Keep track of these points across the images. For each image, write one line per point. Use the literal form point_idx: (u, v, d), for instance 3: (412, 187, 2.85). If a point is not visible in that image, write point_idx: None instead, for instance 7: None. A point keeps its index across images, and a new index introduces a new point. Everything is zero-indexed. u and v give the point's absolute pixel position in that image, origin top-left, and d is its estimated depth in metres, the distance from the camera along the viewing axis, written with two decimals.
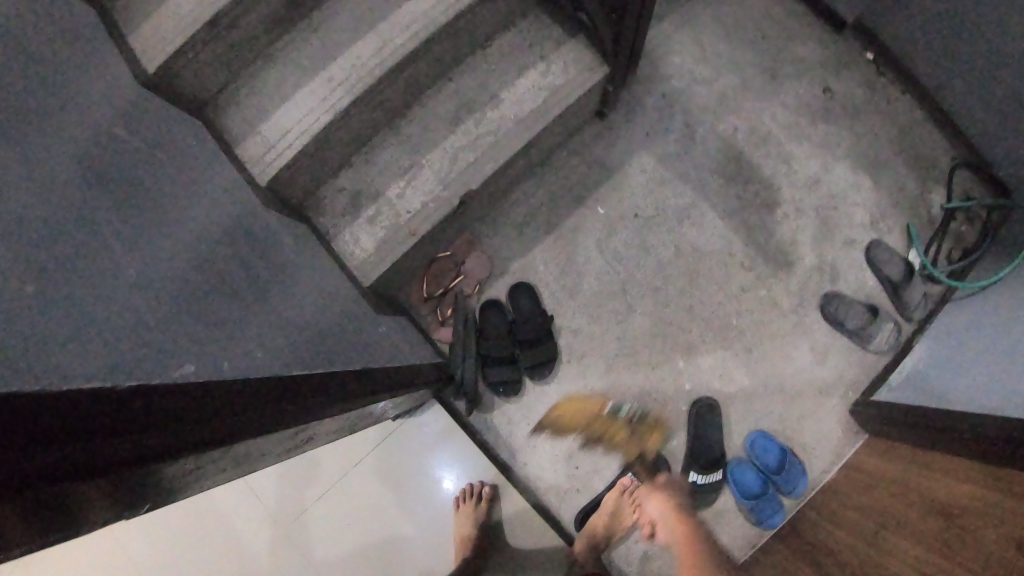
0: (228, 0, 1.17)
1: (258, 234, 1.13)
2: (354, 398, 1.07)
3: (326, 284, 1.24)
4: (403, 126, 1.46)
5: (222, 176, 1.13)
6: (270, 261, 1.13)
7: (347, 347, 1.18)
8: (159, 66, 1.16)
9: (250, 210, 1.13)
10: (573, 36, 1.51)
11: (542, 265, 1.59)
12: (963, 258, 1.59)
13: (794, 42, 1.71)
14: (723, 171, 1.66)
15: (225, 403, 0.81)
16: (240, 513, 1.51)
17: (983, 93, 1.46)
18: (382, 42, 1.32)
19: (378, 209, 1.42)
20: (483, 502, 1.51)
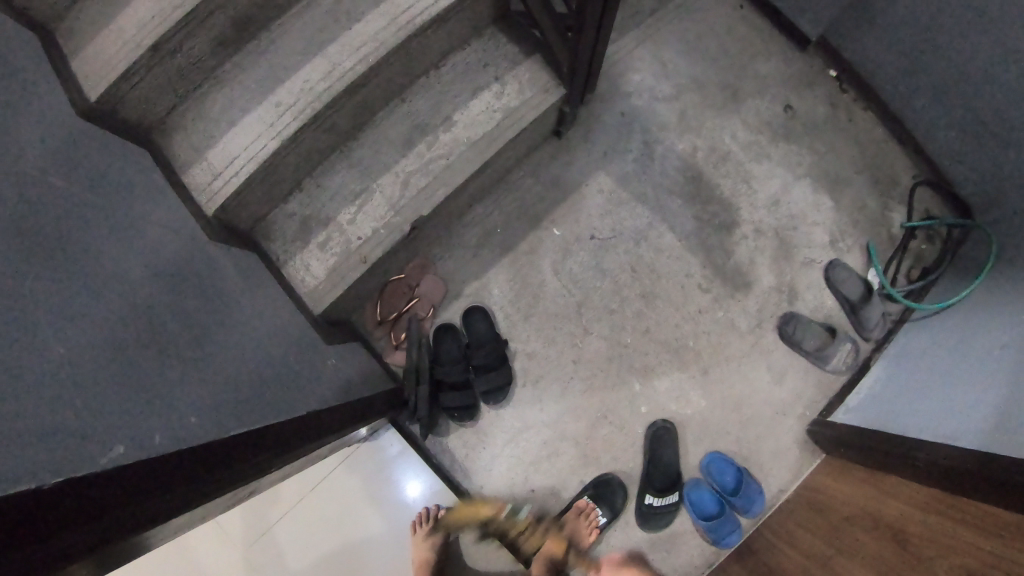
0: (171, 28, 1.19)
1: (202, 263, 1.13)
2: (297, 442, 1.10)
3: (270, 317, 1.25)
4: (353, 148, 1.45)
5: (166, 207, 1.14)
6: (216, 289, 1.13)
7: (288, 385, 1.19)
8: (102, 94, 1.18)
9: (190, 241, 1.13)
10: (529, 56, 1.49)
11: (497, 287, 1.61)
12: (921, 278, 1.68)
13: (756, 60, 1.74)
14: (683, 192, 1.66)
15: (206, 454, 0.88)
16: (203, 550, 1.46)
17: (961, 106, 1.50)
18: (331, 66, 1.33)
19: (328, 234, 1.43)
20: (440, 525, 1.52)
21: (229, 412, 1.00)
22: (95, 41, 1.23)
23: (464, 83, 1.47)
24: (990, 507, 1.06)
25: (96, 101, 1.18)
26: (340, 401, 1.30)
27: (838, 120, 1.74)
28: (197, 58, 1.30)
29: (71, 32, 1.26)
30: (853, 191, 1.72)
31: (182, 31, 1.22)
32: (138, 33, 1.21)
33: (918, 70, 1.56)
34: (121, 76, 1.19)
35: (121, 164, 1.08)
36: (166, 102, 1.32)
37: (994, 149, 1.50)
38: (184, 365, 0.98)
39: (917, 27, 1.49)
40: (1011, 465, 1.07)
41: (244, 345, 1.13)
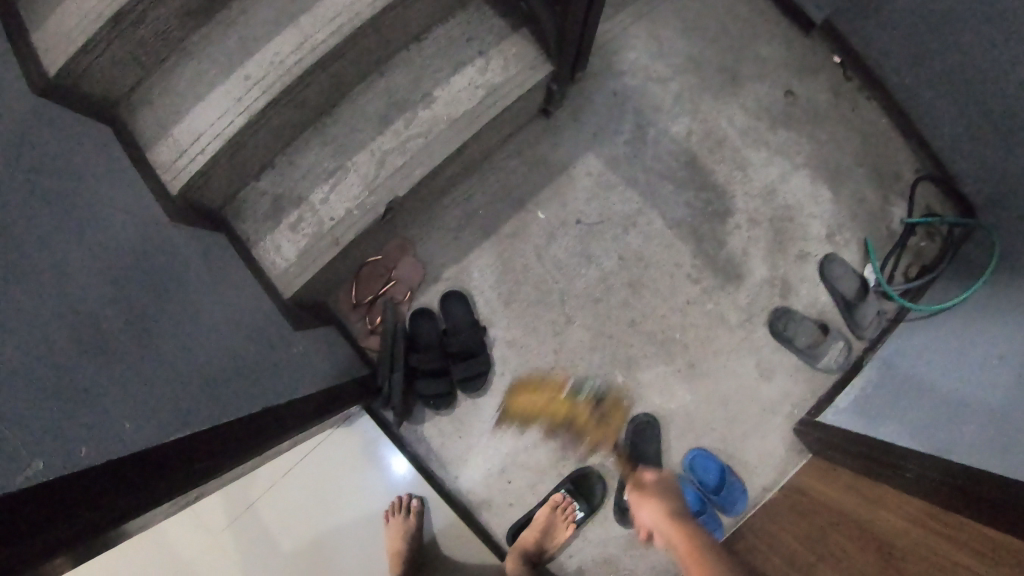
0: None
1: (160, 244, 1.08)
2: (244, 442, 1.05)
3: (229, 302, 1.19)
4: (328, 124, 1.39)
5: (121, 183, 1.09)
6: (173, 271, 1.08)
7: (244, 372, 1.15)
8: (61, 68, 1.13)
9: (142, 220, 1.08)
10: (515, 30, 1.41)
11: (478, 272, 1.54)
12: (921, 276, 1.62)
13: (757, 41, 1.67)
14: (675, 177, 1.59)
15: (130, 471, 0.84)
16: (179, 535, 1.43)
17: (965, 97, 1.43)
18: (303, 37, 1.27)
19: (300, 214, 1.39)
20: (412, 515, 1.48)
21: (174, 408, 0.96)
22: (56, 11, 1.18)
23: (446, 58, 1.40)
24: (979, 523, 0.99)
25: (54, 76, 1.13)
26: (303, 393, 1.25)
27: (840, 107, 1.67)
28: (163, 29, 1.24)
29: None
30: (852, 183, 1.66)
31: (144, 3, 1.16)
32: (99, 3, 1.15)
33: (925, 59, 1.49)
34: (80, 49, 1.14)
35: (73, 138, 1.04)
36: (132, 75, 1.27)
37: (1000, 145, 1.43)
38: (133, 356, 0.94)
39: (922, 13, 1.41)
40: (1004, 484, 1.02)
41: (199, 335, 1.08)
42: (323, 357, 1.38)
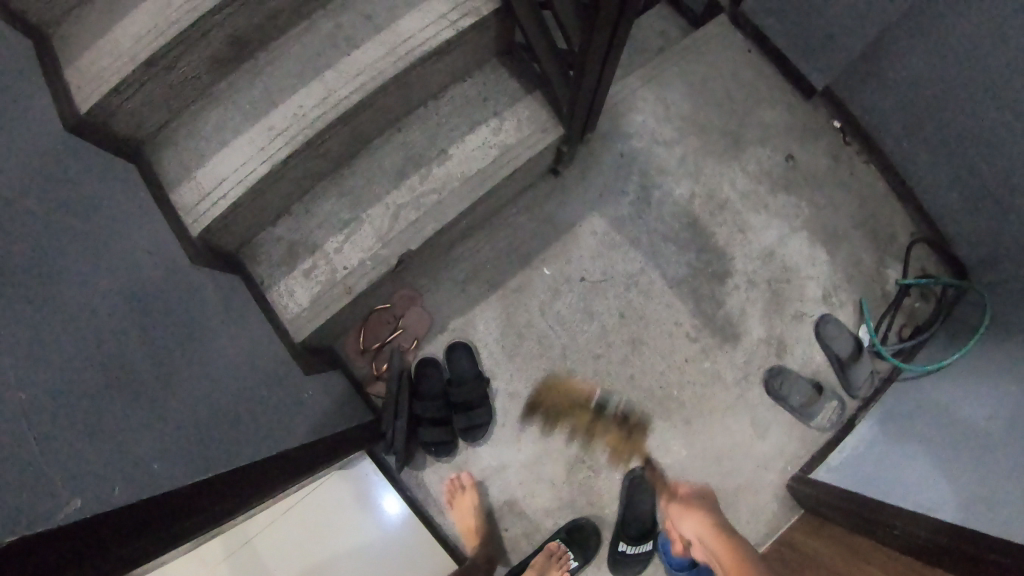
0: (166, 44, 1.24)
1: None
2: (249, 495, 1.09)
3: None
4: (344, 177, 1.44)
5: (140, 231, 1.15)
6: None
7: None
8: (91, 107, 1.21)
9: None
10: (529, 92, 1.46)
11: (483, 323, 1.58)
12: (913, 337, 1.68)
13: (762, 107, 1.73)
14: (678, 238, 1.63)
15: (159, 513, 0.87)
16: None
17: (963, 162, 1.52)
18: (327, 92, 1.34)
19: (314, 261, 1.43)
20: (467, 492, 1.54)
21: None
22: (89, 54, 1.26)
23: (460, 118, 1.45)
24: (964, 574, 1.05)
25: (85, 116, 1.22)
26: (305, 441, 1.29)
27: (840, 172, 1.75)
28: (193, 75, 1.33)
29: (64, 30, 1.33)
30: (849, 247, 1.72)
31: (176, 50, 1.26)
32: (134, 47, 1.24)
33: (923, 123, 1.57)
34: (112, 91, 1.23)
35: None
36: (159, 116, 1.37)
37: (993, 208, 1.50)
38: None
39: (923, 82, 1.50)
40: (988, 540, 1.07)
41: None
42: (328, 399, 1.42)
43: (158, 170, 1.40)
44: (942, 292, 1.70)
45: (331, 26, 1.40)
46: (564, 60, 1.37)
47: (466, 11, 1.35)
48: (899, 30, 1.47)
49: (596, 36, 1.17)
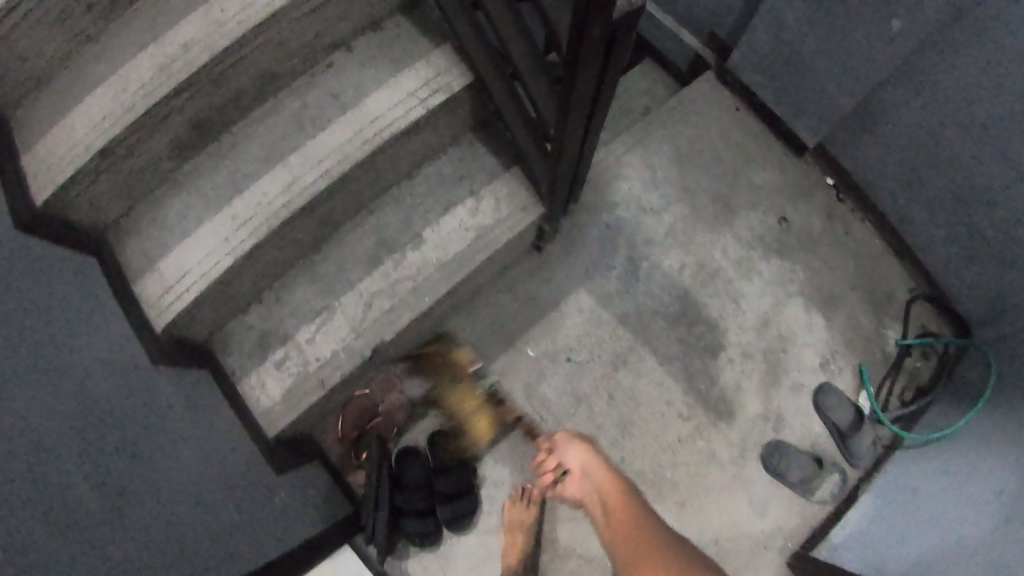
0: (121, 129, 1.23)
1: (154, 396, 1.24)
2: None
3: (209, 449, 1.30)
4: (316, 263, 1.38)
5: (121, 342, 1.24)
6: None
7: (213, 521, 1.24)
8: (47, 199, 1.25)
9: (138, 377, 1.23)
10: (508, 169, 1.38)
11: (465, 408, 1.51)
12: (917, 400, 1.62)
13: (752, 166, 1.68)
14: (668, 312, 1.57)
15: None
16: None
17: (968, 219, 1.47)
18: (291, 179, 1.27)
19: (287, 351, 1.36)
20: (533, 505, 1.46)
21: None
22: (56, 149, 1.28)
23: (436, 198, 1.37)
24: None
25: (41, 207, 1.26)
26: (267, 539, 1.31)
27: (834, 231, 1.69)
28: (152, 160, 1.30)
29: (23, 116, 1.37)
30: (846, 310, 1.66)
31: (132, 136, 1.24)
32: (90, 137, 1.25)
33: (920, 178, 1.53)
34: (66, 182, 1.24)
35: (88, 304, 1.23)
36: (120, 204, 1.34)
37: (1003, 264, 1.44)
38: None
39: (923, 136, 1.45)
40: None
41: None
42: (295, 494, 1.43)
43: (123, 259, 1.35)
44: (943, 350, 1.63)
45: (297, 106, 1.33)
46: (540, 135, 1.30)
47: (437, 87, 1.28)
48: (895, 83, 1.43)
49: (568, 120, 1.11)
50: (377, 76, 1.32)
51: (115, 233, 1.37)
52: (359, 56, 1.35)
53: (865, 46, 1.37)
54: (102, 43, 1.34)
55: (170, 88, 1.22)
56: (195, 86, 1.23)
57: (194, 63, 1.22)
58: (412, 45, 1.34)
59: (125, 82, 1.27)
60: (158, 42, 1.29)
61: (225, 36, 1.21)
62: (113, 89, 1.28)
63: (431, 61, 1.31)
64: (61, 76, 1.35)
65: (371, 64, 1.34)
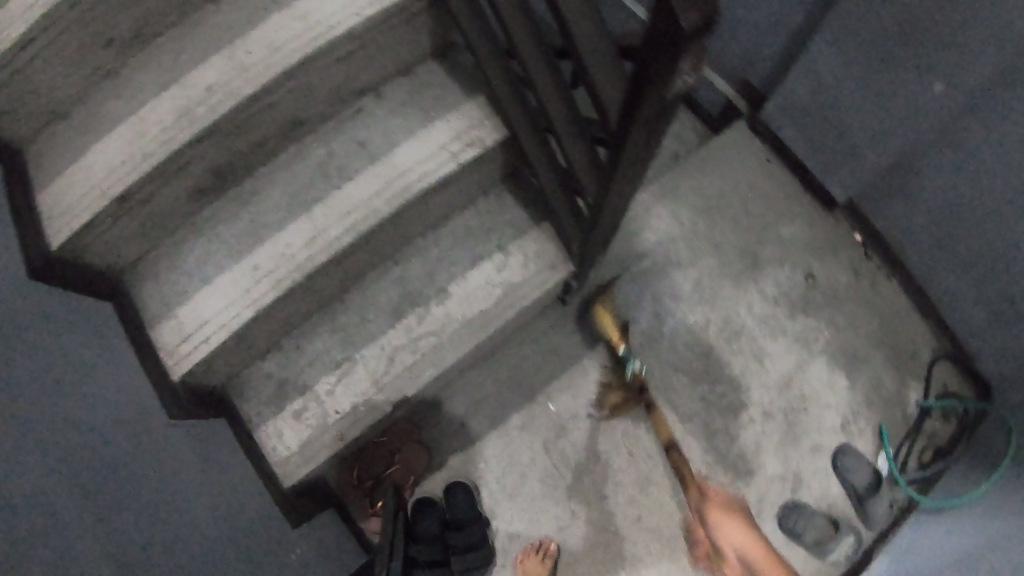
0: (140, 177, 1.19)
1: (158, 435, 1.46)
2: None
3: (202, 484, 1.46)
4: (338, 313, 1.35)
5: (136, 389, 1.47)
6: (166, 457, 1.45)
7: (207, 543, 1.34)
8: (61, 245, 1.23)
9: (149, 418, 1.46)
10: (537, 224, 1.35)
11: (483, 460, 1.51)
12: (935, 463, 1.59)
13: (780, 221, 1.68)
14: (691, 369, 1.59)
15: None
16: None
17: (995, 286, 1.45)
18: (316, 231, 1.24)
19: (305, 402, 1.34)
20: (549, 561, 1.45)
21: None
22: (70, 193, 1.26)
23: (463, 252, 1.35)
24: None
25: (55, 252, 1.23)
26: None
27: (860, 288, 1.67)
28: (171, 205, 1.26)
29: (42, 147, 1.34)
30: (869, 370, 1.63)
31: (150, 182, 1.20)
32: (109, 183, 1.21)
33: (951, 239, 1.50)
34: (83, 228, 1.21)
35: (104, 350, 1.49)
36: (136, 248, 1.31)
37: None
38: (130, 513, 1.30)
39: (955, 198, 1.43)
40: None
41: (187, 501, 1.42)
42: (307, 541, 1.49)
43: (142, 304, 1.33)
44: (963, 412, 1.61)
45: (323, 153, 1.29)
46: (570, 190, 1.24)
47: (469, 141, 1.24)
48: (931, 145, 1.41)
49: (615, 185, 1.05)
50: (407, 125, 1.27)
51: (132, 274, 1.35)
52: (389, 102, 1.30)
53: (904, 106, 1.36)
54: (121, 76, 1.29)
55: (190, 135, 1.17)
56: (213, 134, 1.18)
57: (217, 109, 1.17)
58: (444, 93, 1.29)
59: (145, 123, 1.24)
60: (179, 82, 1.24)
61: (250, 83, 1.16)
62: (131, 132, 1.24)
63: (462, 112, 1.26)
64: (78, 111, 1.32)
65: (401, 112, 1.29)
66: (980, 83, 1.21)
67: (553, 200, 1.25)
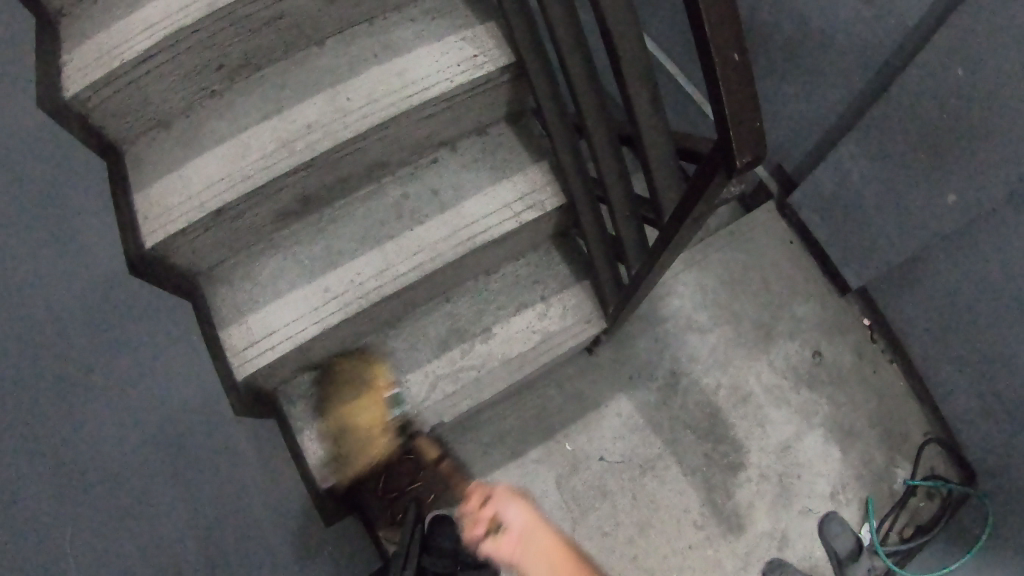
0: (238, 196, 1.30)
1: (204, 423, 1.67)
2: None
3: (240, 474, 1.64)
4: (389, 338, 1.50)
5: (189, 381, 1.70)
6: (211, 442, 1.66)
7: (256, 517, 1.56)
8: (155, 244, 1.32)
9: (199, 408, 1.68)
10: (578, 281, 1.51)
11: (501, 489, 1.66)
12: (915, 537, 1.72)
13: (795, 299, 1.84)
14: (699, 427, 1.73)
15: None
16: None
17: (984, 383, 1.59)
18: (384, 264, 1.38)
19: (349, 414, 1.47)
20: None
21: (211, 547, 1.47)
22: (167, 195, 1.35)
23: (510, 297, 1.50)
24: None
25: (148, 249, 1.32)
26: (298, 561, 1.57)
27: (863, 369, 1.81)
28: (257, 224, 1.38)
29: (137, 152, 1.43)
30: (862, 446, 1.76)
31: (245, 202, 1.31)
32: (209, 195, 1.32)
33: (950, 335, 1.64)
34: (178, 232, 1.31)
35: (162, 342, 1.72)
36: (216, 256, 1.41)
37: (1009, 426, 1.56)
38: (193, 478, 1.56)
39: (957, 299, 1.57)
40: None
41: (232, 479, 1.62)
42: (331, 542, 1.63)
43: (212, 307, 1.43)
44: (949, 492, 1.71)
45: (398, 195, 1.44)
46: (613, 250, 1.40)
47: (531, 203, 1.39)
48: (942, 247, 1.55)
49: (662, 256, 1.23)
50: (477, 180, 1.42)
51: (208, 280, 1.44)
52: (462, 156, 1.45)
53: (924, 209, 1.52)
54: (225, 99, 1.40)
55: (291, 165, 1.30)
56: (311, 166, 1.31)
57: (317, 146, 1.30)
58: (513, 155, 1.44)
59: (246, 146, 1.35)
60: (282, 113, 1.36)
61: (350, 128, 1.30)
62: (233, 151, 1.35)
63: (528, 175, 1.41)
64: (179, 122, 1.41)
65: (473, 167, 1.44)
66: (989, 199, 1.37)
67: (596, 257, 1.40)
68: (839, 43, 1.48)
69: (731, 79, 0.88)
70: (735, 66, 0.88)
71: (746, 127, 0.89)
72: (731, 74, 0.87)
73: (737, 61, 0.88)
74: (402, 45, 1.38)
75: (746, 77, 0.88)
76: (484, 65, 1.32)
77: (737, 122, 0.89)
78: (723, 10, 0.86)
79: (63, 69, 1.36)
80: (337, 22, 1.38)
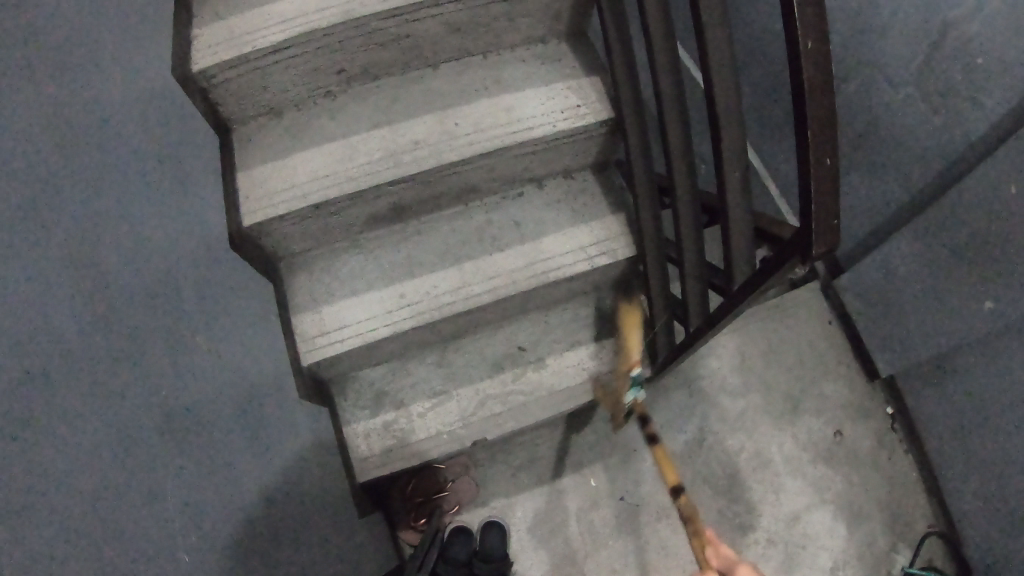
0: (340, 196, 1.39)
1: None
2: None
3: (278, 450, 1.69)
4: (448, 350, 1.59)
5: None
6: None
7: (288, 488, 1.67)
8: (254, 223, 1.37)
9: None
10: (631, 328, 1.61)
11: (522, 511, 1.75)
12: None
13: (825, 377, 1.93)
14: (715, 484, 1.81)
15: None
16: None
17: (991, 484, 1.67)
18: (461, 282, 1.48)
19: (397, 415, 1.56)
20: None
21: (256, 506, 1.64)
22: (267, 179, 1.42)
23: (565, 332, 1.61)
24: None
25: (246, 227, 1.37)
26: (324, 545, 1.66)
27: (880, 454, 1.88)
28: (348, 224, 1.47)
29: (247, 133, 1.50)
30: (867, 527, 1.82)
31: (346, 202, 1.41)
32: (314, 190, 1.40)
33: (967, 434, 1.71)
34: (278, 216, 1.38)
35: None
36: (302, 246, 1.49)
37: (1013, 530, 1.63)
38: None
39: (975, 401, 1.66)
40: None
41: None
42: (357, 537, 1.67)
43: (289, 292, 1.50)
44: None
45: (482, 221, 1.53)
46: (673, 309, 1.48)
47: (604, 250, 1.49)
48: (973, 349, 1.64)
49: (722, 322, 1.31)
50: (557, 219, 1.52)
51: (288, 268, 1.52)
52: (546, 194, 1.55)
53: (960, 313, 1.61)
54: (338, 101, 1.50)
55: (393, 178, 1.40)
56: (411, 181, 1.41)
57: (420, 164, 1.40)
58: (592, 201, 1.54)
59: (354, 149, 1.44)
60: (391, 126, 1.46)
61: (454, 152, 1.40)
62: (341, 154, 1.43)
63: (605, 224, 1.51)
64: (291, 114, 1.50)
65: (555, 206, 1.54)
66: None
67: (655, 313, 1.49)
68: (907, 146, 1.57)
69: (821, 181, 0.96)
70: (826, 169, 0.96)
71: (826, 225, 0.98)
72: (821, 177, 0.96)
73: (829, 165, 0.96)
74: (511, 83, 1.49)
75: (833, 181, 0.97)
76: (584, 116, 1.43)
77: (820, 219, 0.97)
78: (825, 121, 0.95)
79: (192, 41, 1.41)
80: (455, 50, 1.49)
